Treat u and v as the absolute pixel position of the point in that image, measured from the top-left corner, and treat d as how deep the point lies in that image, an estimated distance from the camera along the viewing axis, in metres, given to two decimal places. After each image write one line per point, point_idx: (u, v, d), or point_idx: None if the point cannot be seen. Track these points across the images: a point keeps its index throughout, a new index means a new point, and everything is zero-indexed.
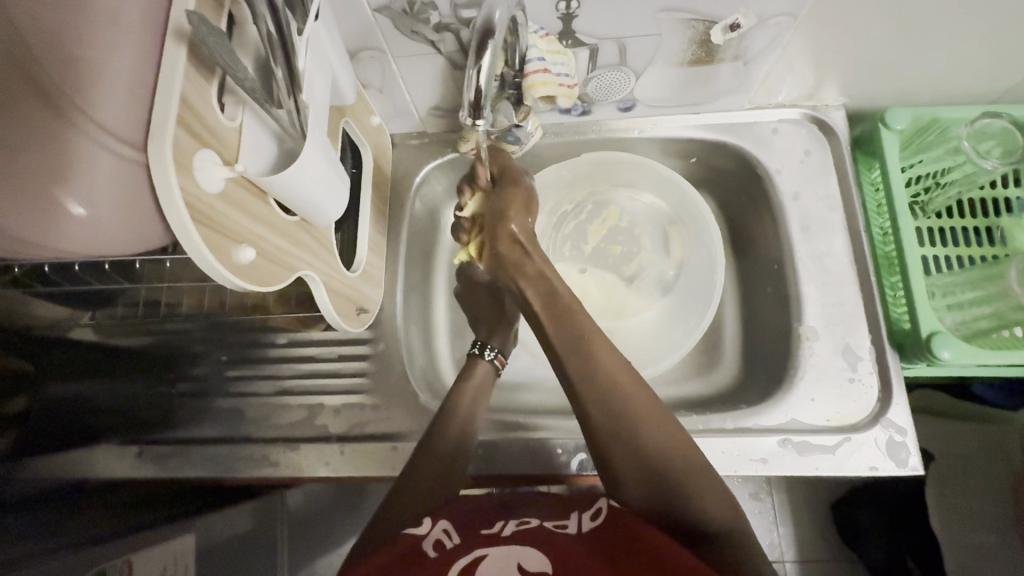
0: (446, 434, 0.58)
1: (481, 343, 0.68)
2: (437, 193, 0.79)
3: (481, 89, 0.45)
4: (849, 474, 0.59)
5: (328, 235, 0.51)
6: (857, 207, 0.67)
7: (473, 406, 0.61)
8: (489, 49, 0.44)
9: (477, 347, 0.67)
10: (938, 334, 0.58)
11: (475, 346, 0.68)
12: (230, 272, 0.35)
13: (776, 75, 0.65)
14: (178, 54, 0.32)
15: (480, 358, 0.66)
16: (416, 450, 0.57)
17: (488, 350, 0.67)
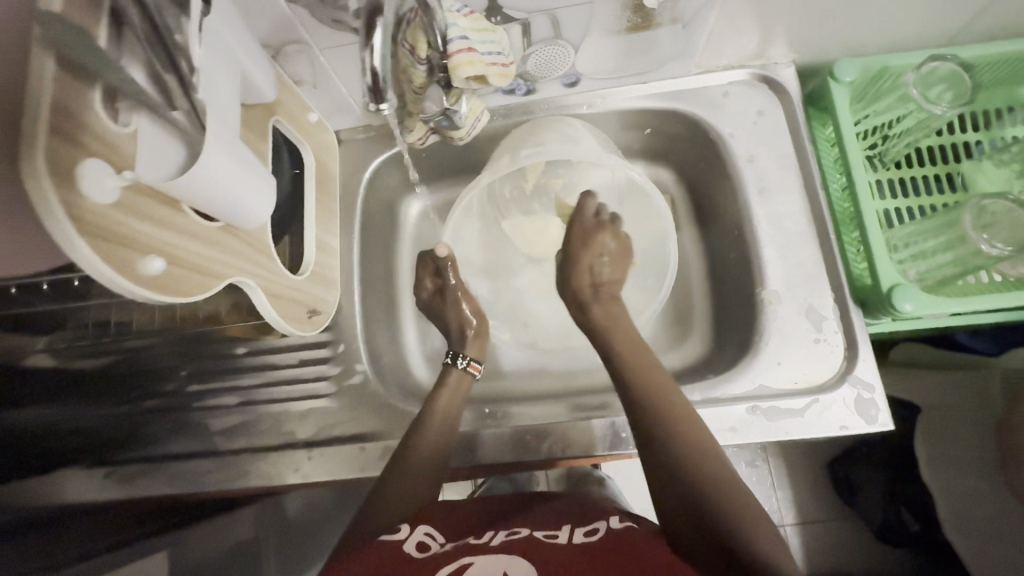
0: (420, 438, 0.57)
1: (454, 352, 0.67)
2: (392, 188, 0.77)
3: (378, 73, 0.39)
4: (820, 435, 0.58)
5: (263, 238, 0.50)
6: (812, 164, 0.66)
7: (449, 408, 0.61)
8: (381, 28, 0.39)
9: (450, 358, 0.66)
10: (898, 287, 0.57)
11: (448, 357, 0.67)
12: (135, 285, 0.34)
13: (719, 36, 0.63)
14: (45, 58, 0.30)
15: (453, 367, 0.65)
16: (397, 459, 0.56)
17: (461, 359, 0.66)
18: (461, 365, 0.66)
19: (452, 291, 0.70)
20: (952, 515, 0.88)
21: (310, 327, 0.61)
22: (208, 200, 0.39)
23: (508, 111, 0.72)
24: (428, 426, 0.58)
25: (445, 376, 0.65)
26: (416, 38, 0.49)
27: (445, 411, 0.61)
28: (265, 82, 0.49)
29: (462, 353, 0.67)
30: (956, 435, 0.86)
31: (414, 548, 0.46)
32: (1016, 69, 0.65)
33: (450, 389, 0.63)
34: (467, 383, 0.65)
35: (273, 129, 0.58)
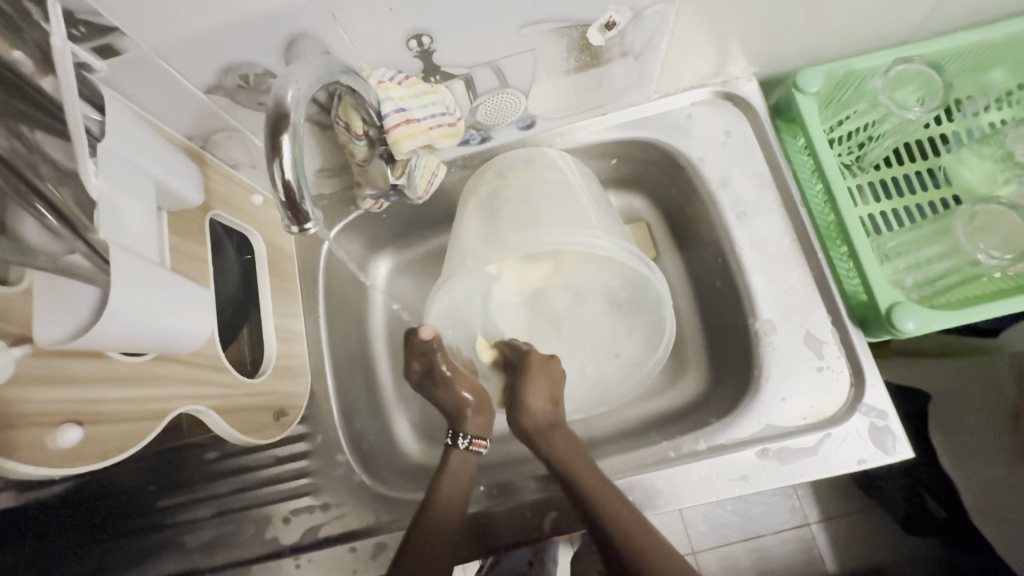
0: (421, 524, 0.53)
1: (453, 432, 0.60)
2: (356, 253, 0.73)
3: (293, 183, 0.37)
4: (838, 472, 0.54)
5: (211, 352, 0.46)
6: (788, 181, 0.62)
7: (454, 494, 0.56)
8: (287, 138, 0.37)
9: (450, 438, 0.60)
10: (898, 306, 0.54)
11: (448, 437, 0.61)
12: (45, 461, 0.33)
13: (674, 61, 0.59)
14: None
15: (455, 449, 0.59)
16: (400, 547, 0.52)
17: (462, 438, 0.60)
18: (463, 446, 0.60)
19: (439, 373, 0.61)
20: (978, 505, 0.84)
21: (279, 430, 0.59)
22: (140, 342, 0.36)
23: (464, 161, 0.68)
24: (429, 516, 0.54)
25: (446, 462, 0.59)
26: (349, 115, 0.48)
27: (451, 498, 0.56)
28: (187, 185, 0.45)
29: (463, 431, 0.61)
30: (965, 423, 0.83)
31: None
32: (986, 57, 0.62)
33: (455, 473, 0.58)
34: (472, 462, 0.60)
35: (211, 222, 0.54)
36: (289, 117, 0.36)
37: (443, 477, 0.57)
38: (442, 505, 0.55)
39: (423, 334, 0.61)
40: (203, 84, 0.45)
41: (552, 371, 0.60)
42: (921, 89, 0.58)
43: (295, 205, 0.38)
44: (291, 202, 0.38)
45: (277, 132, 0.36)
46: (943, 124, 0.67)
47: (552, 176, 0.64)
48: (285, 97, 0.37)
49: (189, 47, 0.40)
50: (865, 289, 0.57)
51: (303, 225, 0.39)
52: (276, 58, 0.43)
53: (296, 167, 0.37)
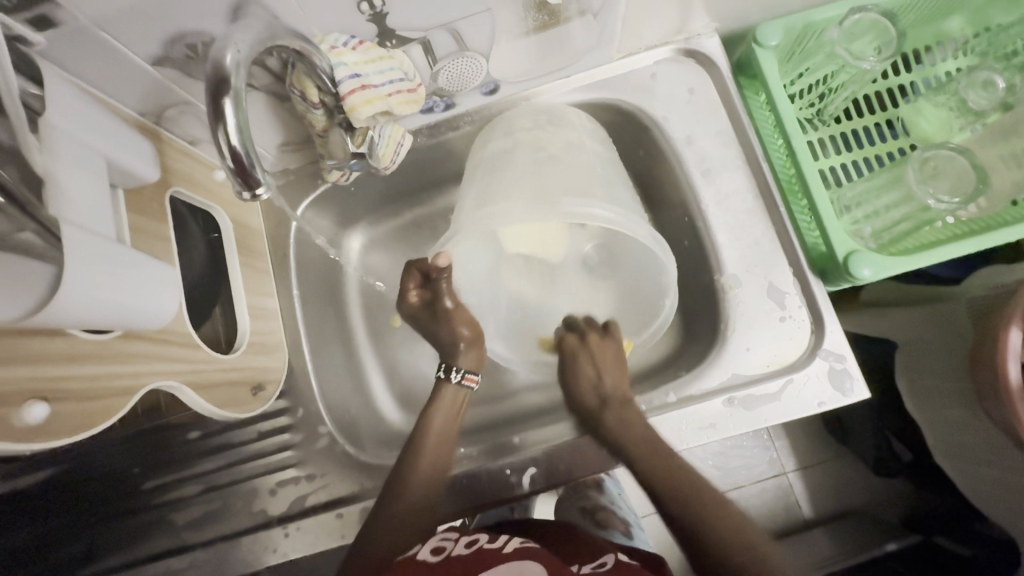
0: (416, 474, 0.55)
1: (447, 365, 0.62)
2: (326, 228, 0.72)
3: (237, 148, 0.37)
4: (800, 414, 0.57)
5: (180, 328, 0.46)
6: (751, 137, 0.63)
7: (447, 425, 0.59)
8: (229, 101, 0.36)
9: (443, 372, 0.62)
10: (855, 254, 0.56)
11: (440, 370, 0.62)
12: (11, 438, 0.35)
13: (635, 19, 0.59)
14: None
15: (448, 383, 0.61)
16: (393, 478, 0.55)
17: (455, 372, 0.61)
18: (456, 379, 0.61)
19: (440, 304, 0.61)
20: (942, 444, 0.89)
21: (257, 404, 0.60)
22: (105, 321, 0.36)
23: (430, 131, 0.67)
24: (427, 444, 0.57)
25: (440, 393, 0.61)
26: (303, 83, 0.47)
27: (444, 430, 0.59)
28: (139, 161, 0.44)
29: (456, 365, 0.62)
30: (929, 367, 0.86)
31: (429, 553, 0.46)
32: (939, 5, 0.63)
33: (447, 406, 0.60)
34: (464, 396, 0.62)
35: (171, 199, 0.53)
36: (230, 84, 0.36)
37: (436, 408, 0.60)
38: (435, 435, 0.58)
39: (440, 263, 0.58)
40: (149, 56, 0.43)
41: (607, 353, 0.61)
42: (876, 40, 0.57)
43: (244, 171, 0.38)
44: (240, 171, 0.38)
45: (218, 96, 0.36)
46: (901, 75, 0.68)
47: (540, 131, 0.64)
48: (224, 63, 0.36)
49: (129, 15, 0.39)
50: (824, 238, 0.59)
51: (255, 192, 0.39)
52: (222, 24, 0.42)
53: (241, 133, 0.37)
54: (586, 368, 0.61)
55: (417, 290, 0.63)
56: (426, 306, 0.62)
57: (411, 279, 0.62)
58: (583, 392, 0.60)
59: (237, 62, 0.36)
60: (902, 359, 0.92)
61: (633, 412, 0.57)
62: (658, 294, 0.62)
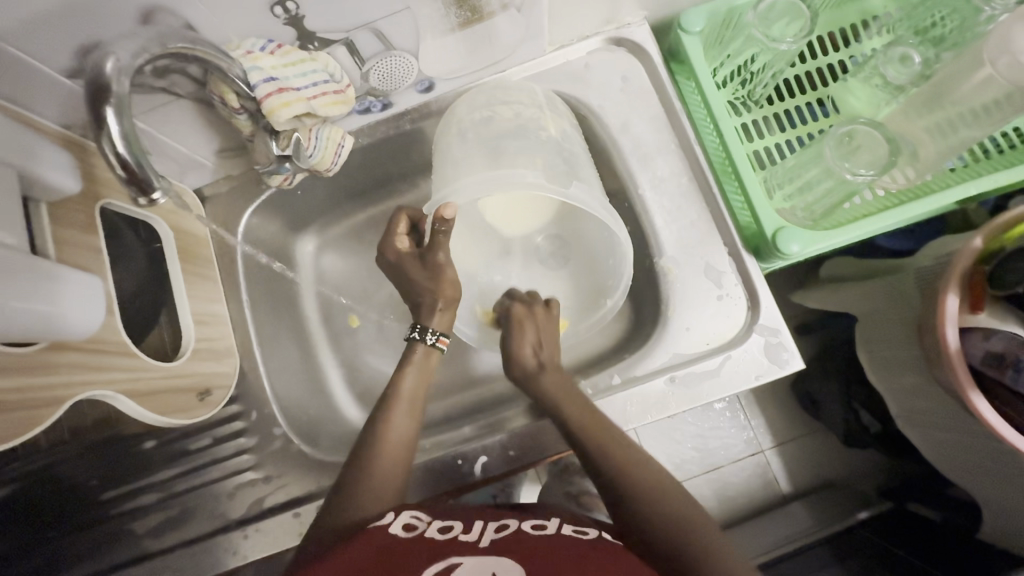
0: (386, 446, 0.52)
1: (421, 326, 0.59)
2: (275, 232, 0.73)
3: (127, 156, 0.38)
4: (738, 389, 0.58)
5: (112, 337, 0.48)
6: (683, 122, 0.65)
7: (420, 388, 0.57)
8: (110, 110, 0.37)
9: (416, 333, 0.59)
10: (782, 231, 0.58)
11: (414, 331, 0.59)
12: None
13: (562, 12, 0.60)
14: None
15: (421, 343, 0.58)
16: (359, 449, 0.52)
17: (430, 334, 0.58)
18: (430, 341, 0.58)
19: (432, 255, 0.59)
20: (902, 410, 0.90)
21: (205, 409, 0.61)
22: (23, 332, 0.38)
23: (371, 130, 0.68)
24: (396, 411, 0.54)
25: (411, 354, 0.58)
26: (221, 89, 0.48)
27: (414, 396, 0.56)
28: (59, 173, 0.44)
29: (430, 326, 0.59)
30: (883, 334, 0.87)
31: (401, 529, 0.44)
32: None
33: (418, 370, 0.58)
34: (435, 359, 0.59)
35: (104, 209, 0.53)
36: (111, 90, 0.37)
37: (406, 374, 0.57)
38: (407, 401, 0.55)
39: (447, 214, 0.56)
40: (64, 68, 0.44)
41: (544, 319, 0.62)
42: (793, 23, 0.59)
43: (136, 177, 0.39)
44: (133, 177, 0.39)
45: (100, 104, 0.37)
46: (829, 54, 0.70)
47: (520, 111, 0.63)
48: (104, 70, 0.37)
49: (35, 29, 0.39)
50: (754, 217, 0.61)
51: (152, 197, 0.40)
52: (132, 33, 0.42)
53: (127, 139, 0.38)
54: (514, 334, 0.60)
55: (407, 235, 0.63)
56: (413, 254, 0.60)
57: (401, 222, 0.62)
58: (524, 357, 0.59)
59: (117, 74, 0.37)
60: (859, 330, 0.93)
61: (566, 383, 0.57)
62: (603, 292, 0.66)
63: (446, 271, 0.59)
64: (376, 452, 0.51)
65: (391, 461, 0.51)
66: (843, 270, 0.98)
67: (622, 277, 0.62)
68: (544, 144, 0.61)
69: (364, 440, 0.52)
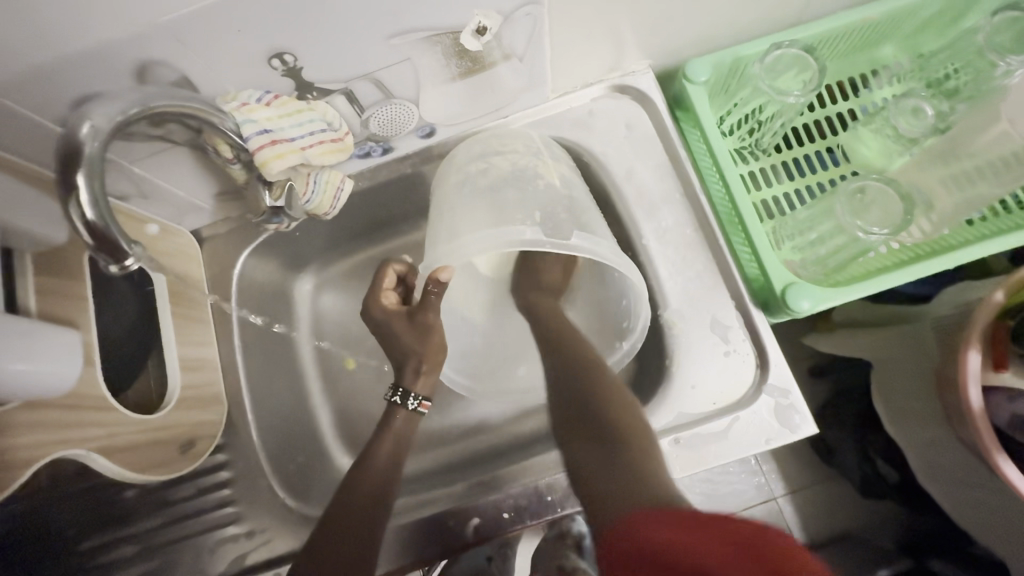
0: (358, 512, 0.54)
1: (403, 390, 0.61)
2: (272, 274, 0.72)
3: (91, 218, 0.37)
4: (748, 453, 0.55)
5: (92, 394, 0.49)
6: (689, 170, 0.63)
7: (395, 454, 0.60)
8: (82, 170, 0.37)
9: (398, 397, 0.61)
10: (791, 287, 0.56)
11: (395, 394, 0.61)
12: None
13: (564, 60, 0.60)
14: None
15: (402, 408, 0.61)
16: (333, 510, 0.54)
17: (412, 399, 0.61)
18: (411, 407, 0.61)
19: (422, 315, 0.59)
20: (924, 468, 0.86)
21: (188, 461, 0.60)
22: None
23: (371, 173, 0.67)
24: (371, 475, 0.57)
25: (391, 419, 0.61)
26: (215, 141, 0.47)
27: (390, 457, 0.59)
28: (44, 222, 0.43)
29: (412, 391, 0.61)
30: (901, 390, 0.83)
31: None
32: (865, 35, 0.64)
33: (395, 437, 0.60)
34: (414, 424, 0.62)
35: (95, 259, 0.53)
36: (82, 153, 0.36)
37: (382, 441, 0.60)
38: (382, 467, 0.58)
39: (441, 276, 0.56)
40: (58, 120, 0.43)
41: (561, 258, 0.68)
42: (800, 74, 0.58)
43: (105, 242, 0.38)
44: (102, 243, 0.38)
45: (74, 167, 0.37)
46: (838, 103, 0.68)
47: (524, 160, 0.62)
48: (79, 134, 0.36)
49: (26, 83, 0.39)
50: (763, 271, 0.59)
51: (124, 262, 0.40)
52: (128, 87, 0.42)
53: (96, 205, 0.37)
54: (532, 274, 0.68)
55: (392, 290, 0.63)
56: (400, 313, 0.61)
57: (386, 277, 0.63)
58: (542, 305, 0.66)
59: (93, 135, 0.37)
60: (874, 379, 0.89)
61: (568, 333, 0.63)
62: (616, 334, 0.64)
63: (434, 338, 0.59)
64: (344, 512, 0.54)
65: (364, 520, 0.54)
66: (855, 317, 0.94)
67: (639, 319, 0.58)
68: (546, 196, 0.59)
69: (337, 498, 0.55)
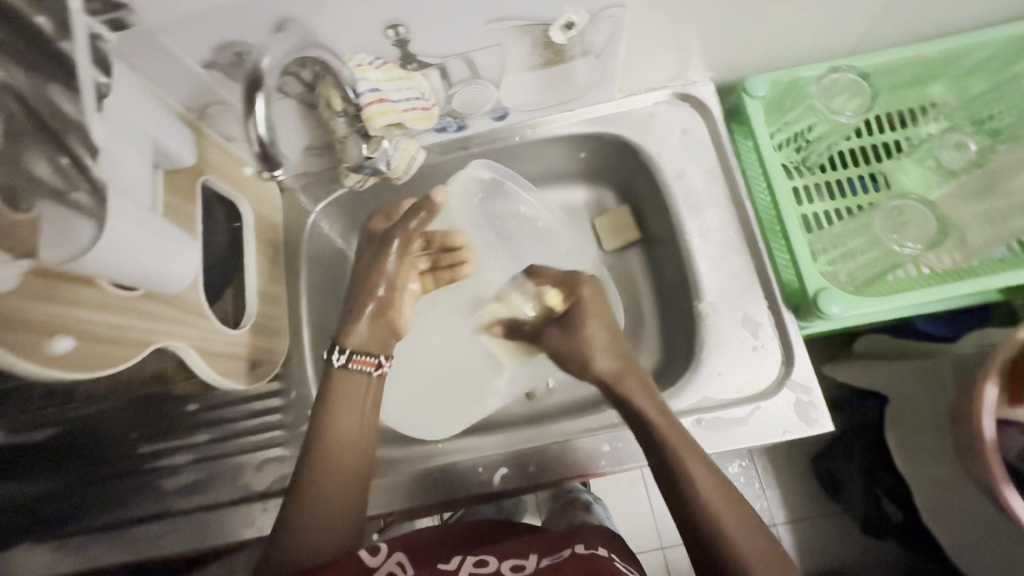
0: (312, 487, 0.51)
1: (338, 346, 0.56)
2: (338, 230, 0.78)
3: (265, 139, 0.43)
4: (765, 441, 0.59)
5: (195, 299, 0.52)
6: (738, 176, 0.68)
7: (364, 426, 0.55)
8: (263, 96, 0.42)
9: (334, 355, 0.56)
10: (823, 291, 0.60)
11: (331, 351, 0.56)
12: (41, 365, 0.38)
13: (634, 64, 0.65)
14: None
15: (334, 365, 0.56)
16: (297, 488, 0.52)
17: (341, 353, 0.56)
18: (342, 361, 0.56)
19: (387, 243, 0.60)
20: (927, 503, 0.87)
21: (254, 379, 0.64)
22: (132, 273, 0.41)
23: (442, 148, 0.73)
24: (324, 457, 0.53)
25: (332, 378, 0.56)
26: (330, 94, 0.53)
27: (353, 433, 0.55)
28: (178, 145, 0.50)
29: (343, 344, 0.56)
30: (918, 422, 0.86)
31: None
32: (917, 73, 0.69)
33: (356, 404, 0.56)
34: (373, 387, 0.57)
35: (204, 188, 0.58)
36: (263, 80, 0.41)
37: (337, 412, 0.55)
38: (343, 442, 0.54)
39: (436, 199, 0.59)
40: (201, 59, 0.50)
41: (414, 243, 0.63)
42: (854, 98, 0.63)
43: (267, 156, 0.44)
44: (263, 155, 0.44)
45: (252, 93, 0.41)
46: (885, 133, 0.73)
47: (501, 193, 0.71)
48: (261, 65, 0.42)
49: (189, 22, 0.46)
50: (798, 276, 0.63)
51: (275, 174, 0.46)
52: (265, 37, 0.49)
53: (269, 127, 0.43)
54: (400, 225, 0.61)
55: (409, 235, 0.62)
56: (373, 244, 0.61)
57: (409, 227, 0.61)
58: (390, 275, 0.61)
59: (271, 65, 0.42)
60: (889, 412, 0.92)
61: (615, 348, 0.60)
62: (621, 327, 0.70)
63: (378, 293, 0.59)
64: (299, 501, 0.51)
65: (327, 502, 0.51)
66: (875, 349, 0.97)
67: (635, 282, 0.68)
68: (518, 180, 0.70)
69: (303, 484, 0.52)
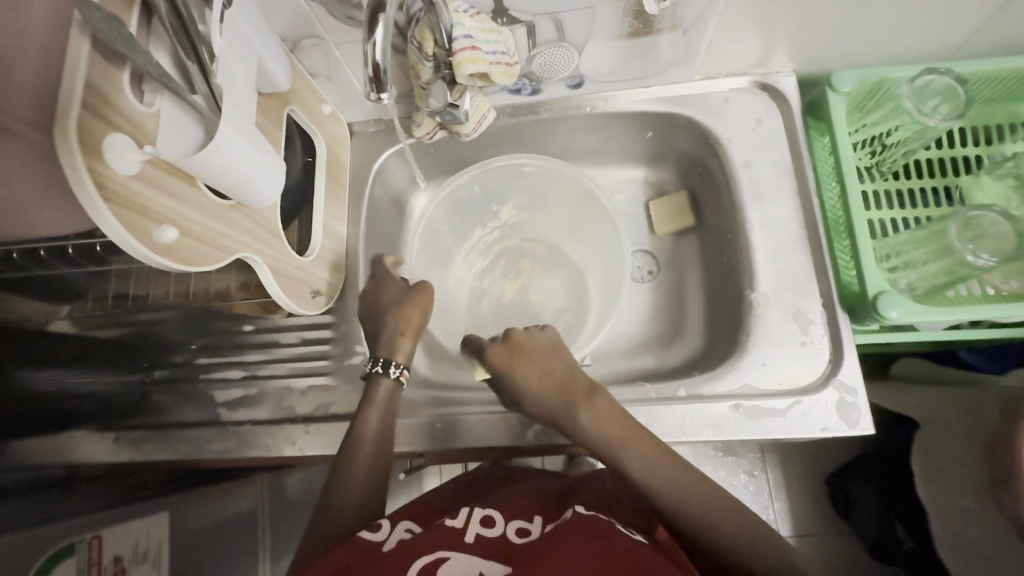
0: (344, 487, 0.54)
1: (384, 361, 0.60)
2: (399, 181, 0.80)
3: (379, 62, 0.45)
4: (801, 435, 0.59)
5: (272, 219, 0.54)
6: (808, 171, 0.67)
7: (382, 430, 0.57)
8: (381, 22, 0.44)
9: (380, 367, 0.59)
10: (884, 294, 0.59)
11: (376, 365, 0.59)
12: (153, 252, 0.38)
13: (719, 46, 0.65)
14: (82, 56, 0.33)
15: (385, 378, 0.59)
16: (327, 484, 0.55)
17: (392, 368, 0.59)
18: (393, 376, 0.59)
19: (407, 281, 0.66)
20: (945, 535, 0.86)
21: (314, 307, 0.66)
22: (231, 185, 0.44)
23: (513, 110, 0.74)
24: (357, 450, 0.55)
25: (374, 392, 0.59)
26: (423, 34, 0.54)
27: (376, 433, 0.57)
28: (276, 69, 0.52)
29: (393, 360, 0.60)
30: (947, 450, 0.83)
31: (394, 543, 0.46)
32: (1013, 87, 0.66)
33: (380, 409, 0.58)
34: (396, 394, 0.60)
35: (288, 118, 0.60)
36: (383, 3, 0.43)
37: (370, 413, 0.57)
38: (361, 440, 0.56)
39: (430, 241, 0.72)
40: None
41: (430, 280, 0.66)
42: (944, 103, 0.61)
43: (378, 77, 0.46)
44: (376, 75, 0.45)
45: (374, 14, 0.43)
46: (966, 147, 0.70)
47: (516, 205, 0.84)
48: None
49: None
50: (858, 278, 0.62)
51: (380, 94, 0.47)
52: None
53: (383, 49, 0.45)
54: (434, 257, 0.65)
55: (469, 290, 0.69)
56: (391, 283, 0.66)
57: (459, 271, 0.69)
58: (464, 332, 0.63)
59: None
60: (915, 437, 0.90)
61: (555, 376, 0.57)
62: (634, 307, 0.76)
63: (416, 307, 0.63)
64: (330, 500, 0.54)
65: (353, 495, 0.54)
66: (913, 374, 0.95)
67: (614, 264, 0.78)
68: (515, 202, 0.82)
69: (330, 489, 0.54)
